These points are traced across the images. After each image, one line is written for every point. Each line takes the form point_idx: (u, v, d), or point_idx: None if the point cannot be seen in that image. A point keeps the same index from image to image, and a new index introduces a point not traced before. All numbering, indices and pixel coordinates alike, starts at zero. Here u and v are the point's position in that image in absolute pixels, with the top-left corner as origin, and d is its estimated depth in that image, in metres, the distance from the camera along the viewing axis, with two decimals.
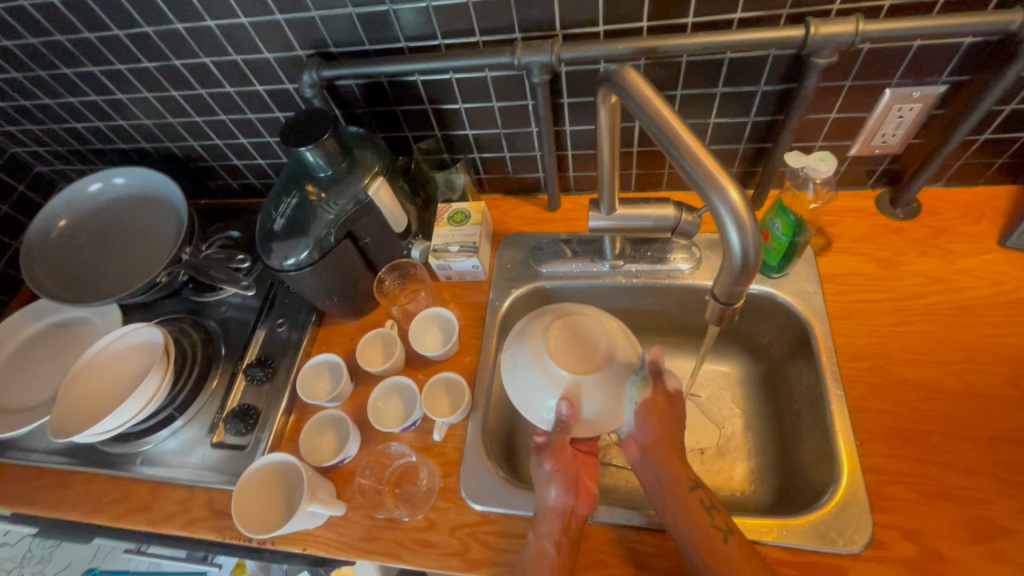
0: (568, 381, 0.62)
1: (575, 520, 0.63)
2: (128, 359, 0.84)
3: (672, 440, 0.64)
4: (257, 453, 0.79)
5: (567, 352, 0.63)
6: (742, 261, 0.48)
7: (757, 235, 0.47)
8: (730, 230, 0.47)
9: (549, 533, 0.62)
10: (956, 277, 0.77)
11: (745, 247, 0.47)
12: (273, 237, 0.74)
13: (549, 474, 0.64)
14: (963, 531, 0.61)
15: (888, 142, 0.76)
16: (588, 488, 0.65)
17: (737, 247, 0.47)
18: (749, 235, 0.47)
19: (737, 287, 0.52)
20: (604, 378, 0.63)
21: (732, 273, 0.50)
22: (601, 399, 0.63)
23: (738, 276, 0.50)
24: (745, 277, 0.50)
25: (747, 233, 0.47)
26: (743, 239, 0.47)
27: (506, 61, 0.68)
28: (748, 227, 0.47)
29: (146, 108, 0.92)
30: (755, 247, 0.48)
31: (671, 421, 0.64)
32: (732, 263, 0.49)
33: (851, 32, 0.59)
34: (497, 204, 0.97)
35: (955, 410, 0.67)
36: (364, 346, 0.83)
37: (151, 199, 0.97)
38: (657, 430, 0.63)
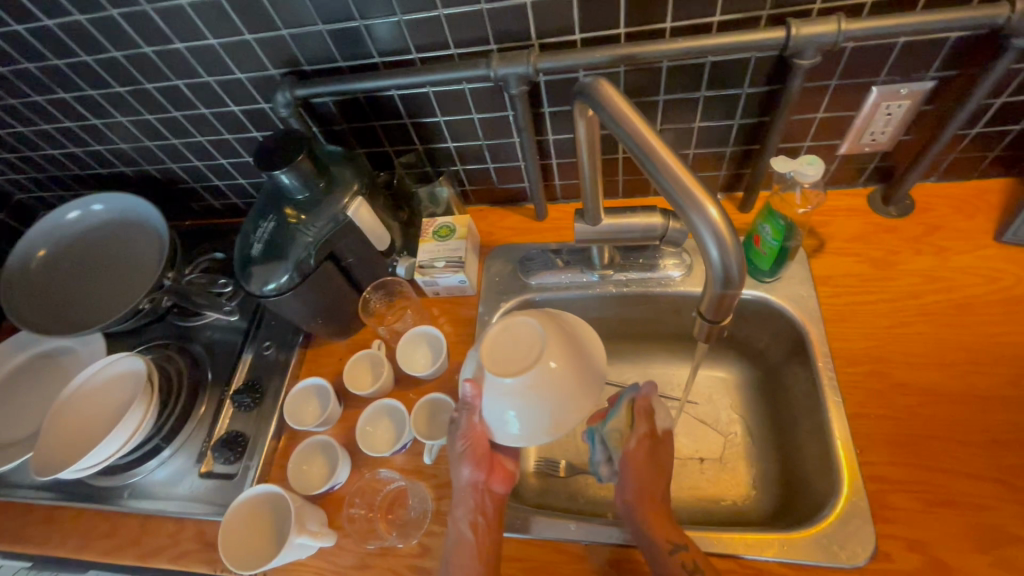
0: (518, 387, 0.54)
1: (489, 498, 0.66)
2: (112, 389, 0.83)
3: (655, 494, 0.63)
4: (246, 481, 0.77)
5: (496, 345, 0.57)
6: (725, 276, 0.46)
7: (739, 251, 0.45)
8: (711, 246, 0.45)
9: (464, 515, 0.64)
10: (952, 275, 0.75)
11: (727, 262, 0.45)
12: (252, 262, 0.72)
13: (461, 454, 0.64)
14: (968, 540, 0.59)
15: (878, 139, 0.75)
16: (503, 465, 0.68)
17: (718, 264, 0.46)
18: (730, 251, 0.45)
19: (723, 302, 0.49)
20: (521, 393, 0.54)
21: (715, 291, 0.48)
22: (514, 415, 0.55)
23: (721, 295, 0.48)
24: (731, 293, 0.48)
25: (729, 250, 0.45)
26: (724, 255, 0.45)
27: (482, 73, 0.67)
28: (729, 243, 0.45)
29: (121, 133, 0.90)
30: (738, 264, 0.46)
31: (654, 471, 0.63)
32: (714, 278, 0.47)
33: (833, 32, 0.57)
34: (484, 215, 0.95)
35: (956, 413, 0.66)
36: (351, 368, 0.82)
37: (132, 224, 0.96)
38: (637, 481, 0.63)
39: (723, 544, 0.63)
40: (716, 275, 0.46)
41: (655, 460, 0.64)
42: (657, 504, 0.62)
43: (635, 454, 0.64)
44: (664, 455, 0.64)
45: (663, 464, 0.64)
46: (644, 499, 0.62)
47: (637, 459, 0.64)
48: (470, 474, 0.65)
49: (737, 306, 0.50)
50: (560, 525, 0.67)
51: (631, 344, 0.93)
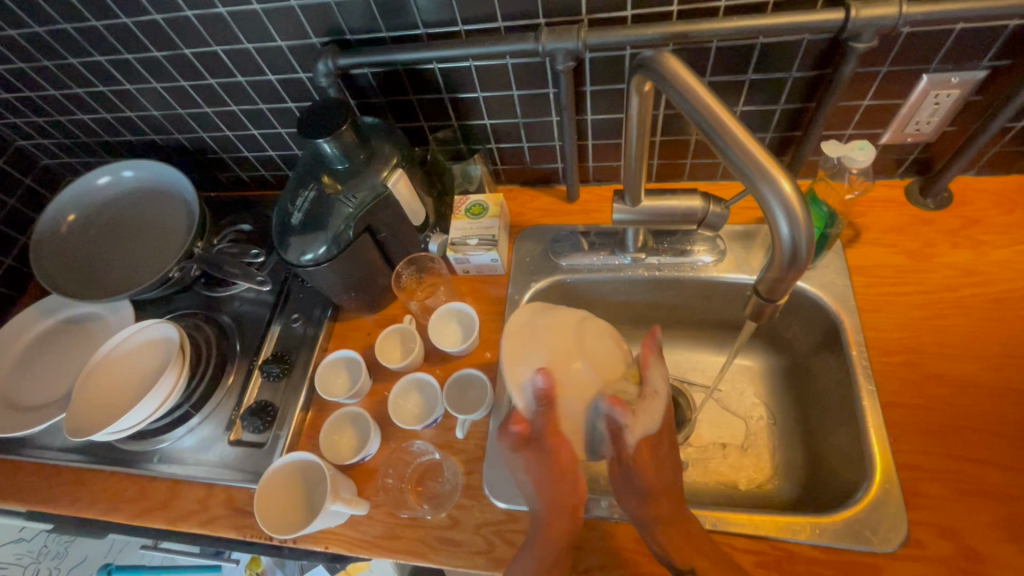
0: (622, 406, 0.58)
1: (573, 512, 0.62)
2: (142, 356, 0.83)
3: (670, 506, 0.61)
4: (276, 450, 0.77)
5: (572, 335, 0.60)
6: (793, 253, 0.46)
7: (809, 227, 0.45)
8: (782, 222, 0.45)
9: (540, 537, 0.61)
10: (990, 269, 0.75)
11: (796, 238, 0.45)
12: (290, 231, 0.72)
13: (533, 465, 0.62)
14: (1001, 529, 0.59)
15: (921, 130, 0.74)
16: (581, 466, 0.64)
17: (788, 239, 0.46)
18: (801, 226, 0.45)
19: (784, 279, 0.49)
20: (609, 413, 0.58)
21: (780, 268, 0.48)
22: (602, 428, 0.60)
23: (786, 271, 0.48)
24: (795, 270, 0.48)
25: (799, 224, 0.45)
26: (795, 230, 0.45)
27: (529, 47, 0.66)
28: (800, 218, 0.45)
29: (154, 99, 0.89)
30: (807, 240, 0.46)
31: (656, 477, 0.61)
32: (780, 256, 0.47)
33: (893, 15, 0.56)
34: (514, 195, 0.95)
35: (990, 405, 0.66)
36: (382, 341, 0.82)
37: (162, 192, 0.95)
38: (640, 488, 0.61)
39: (756, 526, 0.63)
40: (784, 250, 0.46)
41: (654, 468, 0.61)
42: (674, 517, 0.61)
43: (637, 468, 0.60)
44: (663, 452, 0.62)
45: (664, 470, 0.62)
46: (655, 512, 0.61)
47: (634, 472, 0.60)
48: (548, 490, 0.61)
49: (798, 284, 0.50)
50: (592, 501, 0.67)
51: (657, 329, 0.93)
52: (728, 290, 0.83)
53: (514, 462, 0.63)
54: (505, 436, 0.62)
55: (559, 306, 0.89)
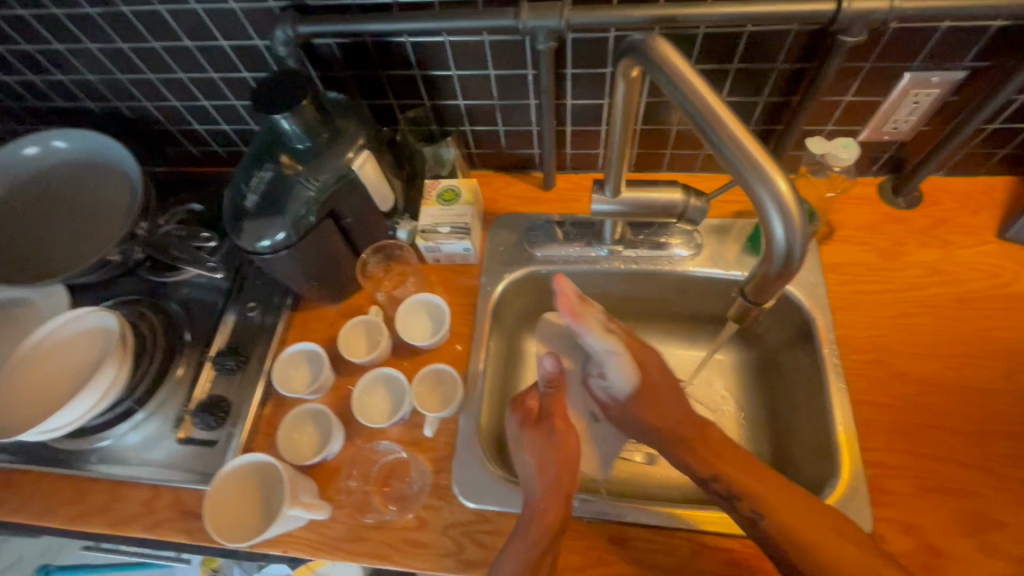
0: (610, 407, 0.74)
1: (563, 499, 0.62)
2: (78, 346, 0.76)
3: (687, 422, 0.66)
4: (229, 449, 0.72)
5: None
6: (786, 255, 0.45)
7: (804, 228, 0.44)
8: (776, 223, 0.44)
9: (532, 529, 0.59)
10: (955, 269, 0.76)
11: (790, 240, 0.44)
12: (244, 214, 0.66)
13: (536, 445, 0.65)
14: (958, 524, 0.61)
15: (899, 128, 0.74)
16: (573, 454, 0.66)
17: (782, 242, 0.44)
18: (796, 229, 0.44)
19: (776, 281, 0.48)
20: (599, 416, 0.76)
21: (773, 269, 0.47)
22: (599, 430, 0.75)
23: (778, 273, 0.47)
24: (787, 273, 0.47)
25: (794, 226, 0.43)
26: (790, 232, 0.44)
27: (509, 24, 0.62)
28: (796, 220, 0.44)
29: (90, 62, 0.80)
30: (801, 243, 0.44)
31: (664, 403, 0.66)
32: (774, 258, 0.46)
33: (885, 9, 0.55)
34: (488, 180, 0.91)
35: (952, 403, 0.67)
36: (346, 334, 0.77)
37: (100, 166, 0.87)
38: (646, 413, 0.66)
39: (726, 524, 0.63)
40: (778, 252, 0.45)
41: (656, 395, 0.66)
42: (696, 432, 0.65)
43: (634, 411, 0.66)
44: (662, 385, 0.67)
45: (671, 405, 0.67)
46: (675, 433, 0.65)
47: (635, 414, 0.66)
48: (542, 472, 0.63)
49: (787, 288, 0.50)
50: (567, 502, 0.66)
51: (630, 323, 0.92)
52: (703, 285, 0.83)
53: (518, 452, 0.66)
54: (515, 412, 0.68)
55: (532, 299, 0.87)
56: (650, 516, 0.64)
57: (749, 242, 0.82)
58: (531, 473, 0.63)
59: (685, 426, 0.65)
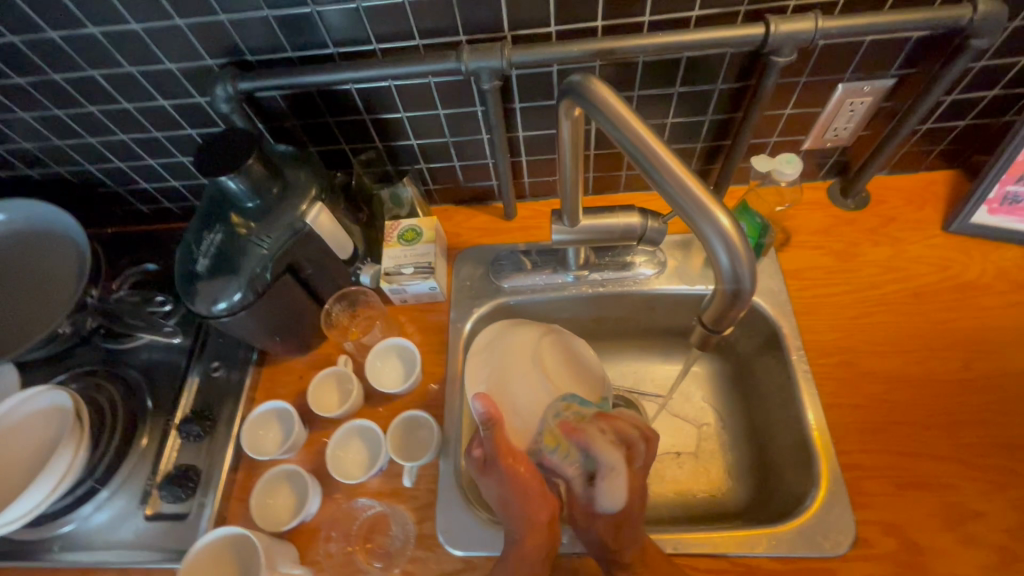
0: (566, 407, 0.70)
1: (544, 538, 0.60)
2: (30, 429, 0.72)
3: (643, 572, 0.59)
4: (202, 520, 0.69)
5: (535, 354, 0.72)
6: (734, 287, 0.46)
7: (750, 259, 0.45)
8: (723, 256, 0.45)
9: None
10: (908, 265, 0.78)
11: (737, 272, 0.45)
12: (197, 278, 0.65)
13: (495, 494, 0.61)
14: (938, 519, 0.62)
15: (839, 135, 0.77)
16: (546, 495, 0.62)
17: (730, 274, 0.46)
18: (742, 261, 0.45)
19: (730, 312, 0.50)
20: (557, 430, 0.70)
21: (726, 297, 0.48)
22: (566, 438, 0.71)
23: (729, 302, 0.49)
24: (738, 302, 0.48)
25: (740, 258, 0.45)
26: (736, 265, 0.45)
27: (452, 67, 0.62)
28: (741, 251, 0.45)
29: (24, 131, 0.78)
30: (749, 273, 0.46)
31: (628, 548, 0.60)
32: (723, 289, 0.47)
33: (811, 30, 0.57)
34: (449, 215, 0.90)
35: (918, 398, 0.69)
36: (316, 387, 0.75)
37: (44, 235, 0.83)
38: (597, 526, 0.61)
39: (715, 544, 0.63)
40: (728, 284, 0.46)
41: (627, 535, 0.60)
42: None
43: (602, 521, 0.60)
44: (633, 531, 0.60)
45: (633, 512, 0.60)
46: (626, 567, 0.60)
47: (596, 522, 0.61)
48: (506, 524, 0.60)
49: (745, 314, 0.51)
50: None
51: (604, 343, 0.91)
52: (670, 301, 0.83)
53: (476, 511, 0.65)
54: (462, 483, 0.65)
55: None
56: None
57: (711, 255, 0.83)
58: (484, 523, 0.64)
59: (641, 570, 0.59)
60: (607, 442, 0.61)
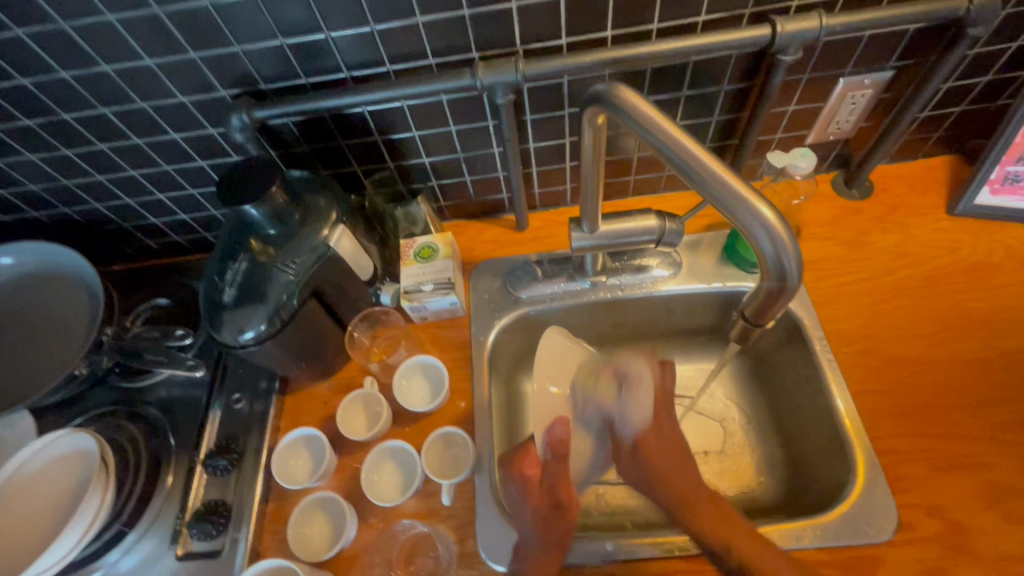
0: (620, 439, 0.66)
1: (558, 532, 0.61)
2: (51, 476, 0.70)
3: (693, 487, 0.62)
4: (236, 556, 0.67)
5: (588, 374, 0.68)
6: (782, 275, 0.48)
7: (794, 246, 0.47)
8: (767, 245, 0.47)
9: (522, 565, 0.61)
10: (918, 250, 0.80)
11: (783, 259, 0.47)
12: (223, 309, 0.64)
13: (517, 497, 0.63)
14: (976, 498, 0.63)
15: (842, 128, 0.79)
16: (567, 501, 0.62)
17: (776, 262, 0.48)
18: (787, 248, 0.47)
19: (775, 300, 0.52)
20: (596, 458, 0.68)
21: (771, 287, 0.50)
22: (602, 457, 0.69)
23: (776, 291, 0.51)
24: (783, 290, 0.50)
25: (786, 246, 0.47)
26: (782, 253, 0.47)
27: (466, 83, 0.63)
28: (785, 239, 0.47)
29: (32, 172, 0.77)
30: (794, 260, 0.48)
31: (671, 457, 0.63)
32: (770, 277, 0.49)
33: (815, 28, 0.59)
34: (461, 230, 0.91)
35: (943, 379, 0.70)
36: (344, 411, 0.75)
37: (54, 276, 0.82)
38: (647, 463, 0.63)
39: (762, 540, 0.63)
40: (774, 273, 0.48)
41: (662, 446, 0.64)
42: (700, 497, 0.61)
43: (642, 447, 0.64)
44: (666, 437, 0.65)
45: (678, 459, 0.63)
46: (675, 493, 0.62)
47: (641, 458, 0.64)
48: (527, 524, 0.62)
49: (788, 305, 0.53)
50: (596, 546, 0.65)
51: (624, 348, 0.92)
52: (689, 301, 0.84)
53: (518, 506, 0.63)
54: (517, 477, 0.63)
55: (526, 340, 0.86)
56: (656, 548, 0.64)
57: (724, 252, 0.84)
58: (528, 526, 0.62)
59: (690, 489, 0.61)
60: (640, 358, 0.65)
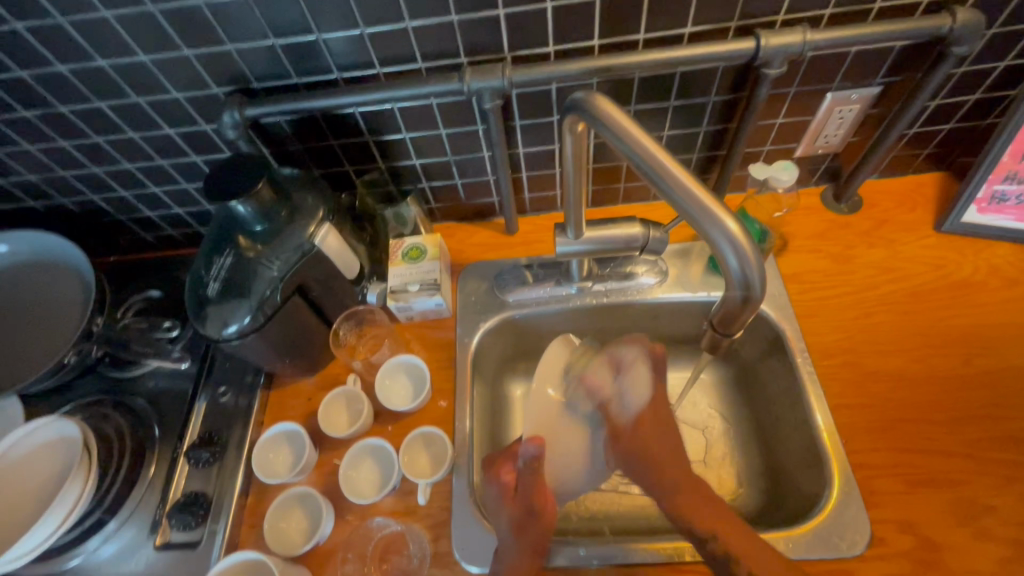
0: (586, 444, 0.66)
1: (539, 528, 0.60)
2: (35, 463, 0.71)
3: (682, 472, 0.62)
4: (213, 548, 0.68)
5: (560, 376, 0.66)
6: (745, 288, 0.49)
7: (758, 260, 0.48)
8: (732, 258, 0.48)
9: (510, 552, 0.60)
10: (904, 265, 0.80)
11: (747, 273, 0.48)
12: (207, 302, 0.65)
13: (495, 499, 0.63)
14: (950, 515, 0.63)
15: (830, 142, 0.79)
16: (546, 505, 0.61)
17: (740, 276, 0.48)
18: (751, 263, 0.48)
19: (742, 312, 0.53)
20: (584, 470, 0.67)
21: (737, 299, 0.51)
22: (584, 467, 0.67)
23: (741, 304, 0.51)
24: (749, 303, 0.51)
25: (749, 260, 0.48)
26: (745, 266, 0.48)
27: (454, 87, 0.64)
28: (749, 253, 0.48)
29: (29, 163, 0.78)
30: (758, 274, 0.48)
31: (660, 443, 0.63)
32: (734, 290, 0.50)
33: (799, 42, 0.60)
34: (451, 232, 0.91)
35: (923, 395, 0.70)
36: (326, 408, 0.75)
37: (48, 266, 0.84)
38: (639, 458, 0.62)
39: None
40: (739, 287, 0.49)
41: (660, 430, 0.64)
42: (688, 484, 0.61)
43: (641, 426, 0.63)
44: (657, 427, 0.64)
45: (666, 433, 0.64)
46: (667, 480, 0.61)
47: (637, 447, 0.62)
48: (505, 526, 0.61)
49: (754, 317, 0.54)
50: (569, 550, 0.65)
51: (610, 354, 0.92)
52: (674, 309, 0.84)
53: (496, 514, 0.62)
54: (495, 481, 0.63)
55: (511, 343, 0.86)
56: (633, 554, 0.64)
57: (710, 261, 0.84)
58: (506, 533, 0.61)
59: (682, 480, 0.61)
60: (637, 349, 0.64)
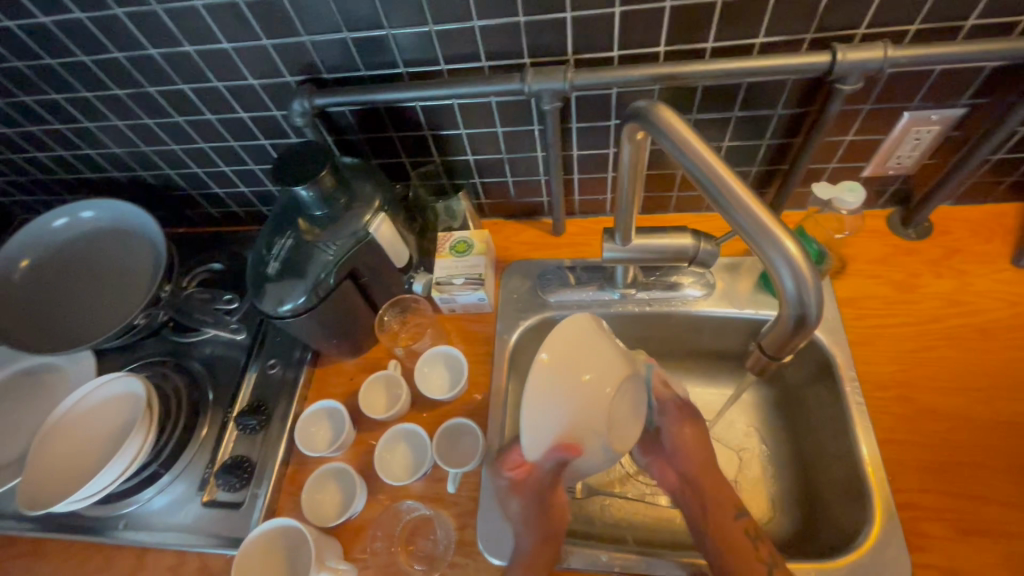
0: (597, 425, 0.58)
1: (550, 522, 0.62)
2: (104, 414, 0.77)
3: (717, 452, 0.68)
4: (254, 510, 0.72)
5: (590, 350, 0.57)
6: (801, 312, 0.48)
7: (815, 284, 0.46)
8: (787, 281, 0.46)
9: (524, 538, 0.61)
10: (974, 299, 0.75)
11: (802, 297, 0.46)
12: (266, 280, 0.69)
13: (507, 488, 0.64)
14: (1001, 568, 0.59)
15: (903, 163, 0.75)
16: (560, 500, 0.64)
17: (795, 299, 0.47)
18: (808, 287, 0.46)
19: (794, 336, 0.51)
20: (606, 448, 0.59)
21: (790, 321, 0.49)
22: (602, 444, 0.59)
23: (793, 327, 0.50)
24: (803, 327, 0.49)
25: (806, 283, 0.46)
26: (801, 289, 0.46)
27: (515, 88, 0.64)
28: (807, 276, 0.46)
29: (117, 137, 0.84)
30: (815, 298, 0.47)
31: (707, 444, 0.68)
32: (788, 313, 0.48)
33: (879, 58, 0.57)
34: (499, 229, 0.92)
35: (983, 439, 0.66)
36: (366, 390, 0.78)
37: (125, 234, 0.90)
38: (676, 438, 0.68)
39: None
40: (793, 310, 0.48)
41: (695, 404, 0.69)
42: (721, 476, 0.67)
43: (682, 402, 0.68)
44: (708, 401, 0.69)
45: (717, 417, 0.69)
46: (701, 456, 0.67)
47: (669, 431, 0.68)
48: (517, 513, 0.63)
49: (808, 342, 0.52)
50: (592, 554, 0.65)
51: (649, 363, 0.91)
52: (719, 324, 0.82)
53: (506, 501, 0.64)
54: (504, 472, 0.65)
55: None
56: (657, 566, 0.63)
57: (761, 278, 0.82)
58: (518, 520, 0.62)
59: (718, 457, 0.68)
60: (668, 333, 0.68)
